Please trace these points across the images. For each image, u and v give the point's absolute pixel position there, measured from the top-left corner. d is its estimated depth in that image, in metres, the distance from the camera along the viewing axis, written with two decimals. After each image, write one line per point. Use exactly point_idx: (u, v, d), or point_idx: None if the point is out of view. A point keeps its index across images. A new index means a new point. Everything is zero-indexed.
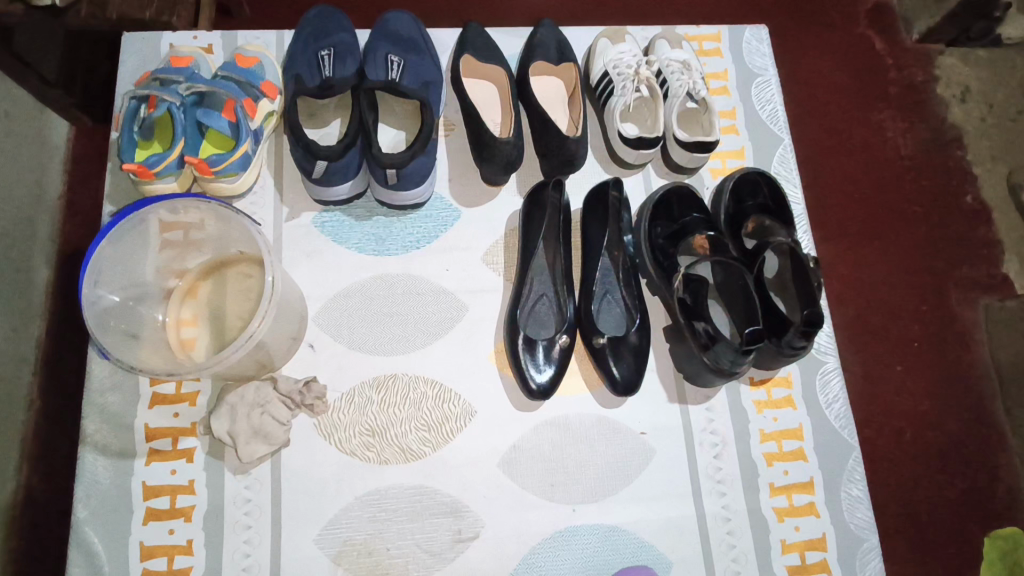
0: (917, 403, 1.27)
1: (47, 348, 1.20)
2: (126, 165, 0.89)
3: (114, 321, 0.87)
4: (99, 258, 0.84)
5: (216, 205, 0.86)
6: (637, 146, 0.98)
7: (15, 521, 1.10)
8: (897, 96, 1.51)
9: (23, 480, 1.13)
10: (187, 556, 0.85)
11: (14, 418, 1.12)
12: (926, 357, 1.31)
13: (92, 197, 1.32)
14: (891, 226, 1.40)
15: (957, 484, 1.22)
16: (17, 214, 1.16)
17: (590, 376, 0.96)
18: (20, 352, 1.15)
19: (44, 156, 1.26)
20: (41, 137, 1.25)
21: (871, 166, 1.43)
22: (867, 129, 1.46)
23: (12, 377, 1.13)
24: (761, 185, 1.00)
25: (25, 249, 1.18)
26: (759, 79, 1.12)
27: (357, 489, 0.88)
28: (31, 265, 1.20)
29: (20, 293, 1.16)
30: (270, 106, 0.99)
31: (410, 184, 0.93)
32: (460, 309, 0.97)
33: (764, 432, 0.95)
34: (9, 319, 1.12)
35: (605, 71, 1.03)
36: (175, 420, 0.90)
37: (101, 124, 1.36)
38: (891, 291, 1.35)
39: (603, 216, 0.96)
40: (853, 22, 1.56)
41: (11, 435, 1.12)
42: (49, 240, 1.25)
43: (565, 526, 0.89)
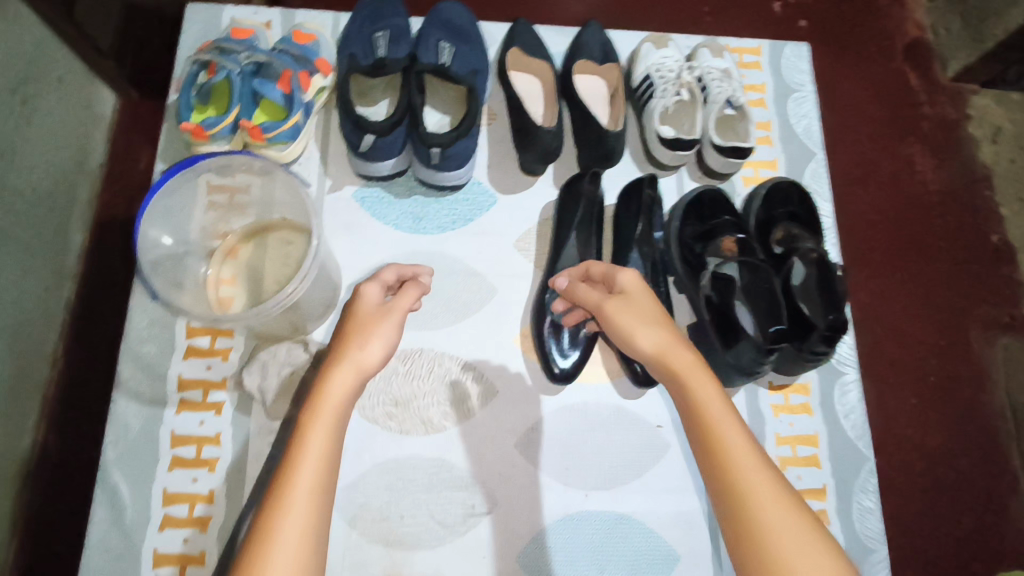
0: (928, 432, 1.28)
1: (75, 308, 1.26)
2: (184, 124, 0.93)
3: (164, 271, 0.90)
4: (152, 210, 0.88)
5: (262, 161, 0.90)
6: (674, 147, 1.00)
7: (30, 472, 1.15)
8: (928, 131, 1.52)
9: (40, 434, 1.17)
10: (207, 505, 0.87)
11: (39, 370, 1.18)
12: (940, 390, 1.31)
13: (128, 167, 1.38)
14: (912, 257, 1.41)
15: (963, 518, 1.22)
16: (59, 178, 1.22)
17: (578, 299, 0.82)
18: (51, 310, 1.21)
19: (89, 124, 1.32)
20: (89, 105, 1.30)
21: (897, 197, 1.45)
22: (893, 161, 1.48)
23: (40, 331, 1.17)
24: (792, 195, 1.01)
25: (64, 212, 1.24)
26: (796, 95, 1.13)
27: (376, 456, 0.91)
28: (67, 227, 1.25)
29: (55, 253, 1.22)
30: (323, 81, 1.01)
31: (452, 165, 0.96)
32: (489, 292, 0.99)
33: (779, 436, 0.96)
34: (42, 278, 1.18)
35: (648, 75, 1.05)
36: (207, 373, 0.92)
37: (145, 98, 1.42)
38: (906, 320, 1.36)
39: (636, 211, 0.99)
40: (889, 56, 1.58)
41: (34, 387, 1.17)
42: (87, 206, 1.31)
43: (577, 510, 0.91)
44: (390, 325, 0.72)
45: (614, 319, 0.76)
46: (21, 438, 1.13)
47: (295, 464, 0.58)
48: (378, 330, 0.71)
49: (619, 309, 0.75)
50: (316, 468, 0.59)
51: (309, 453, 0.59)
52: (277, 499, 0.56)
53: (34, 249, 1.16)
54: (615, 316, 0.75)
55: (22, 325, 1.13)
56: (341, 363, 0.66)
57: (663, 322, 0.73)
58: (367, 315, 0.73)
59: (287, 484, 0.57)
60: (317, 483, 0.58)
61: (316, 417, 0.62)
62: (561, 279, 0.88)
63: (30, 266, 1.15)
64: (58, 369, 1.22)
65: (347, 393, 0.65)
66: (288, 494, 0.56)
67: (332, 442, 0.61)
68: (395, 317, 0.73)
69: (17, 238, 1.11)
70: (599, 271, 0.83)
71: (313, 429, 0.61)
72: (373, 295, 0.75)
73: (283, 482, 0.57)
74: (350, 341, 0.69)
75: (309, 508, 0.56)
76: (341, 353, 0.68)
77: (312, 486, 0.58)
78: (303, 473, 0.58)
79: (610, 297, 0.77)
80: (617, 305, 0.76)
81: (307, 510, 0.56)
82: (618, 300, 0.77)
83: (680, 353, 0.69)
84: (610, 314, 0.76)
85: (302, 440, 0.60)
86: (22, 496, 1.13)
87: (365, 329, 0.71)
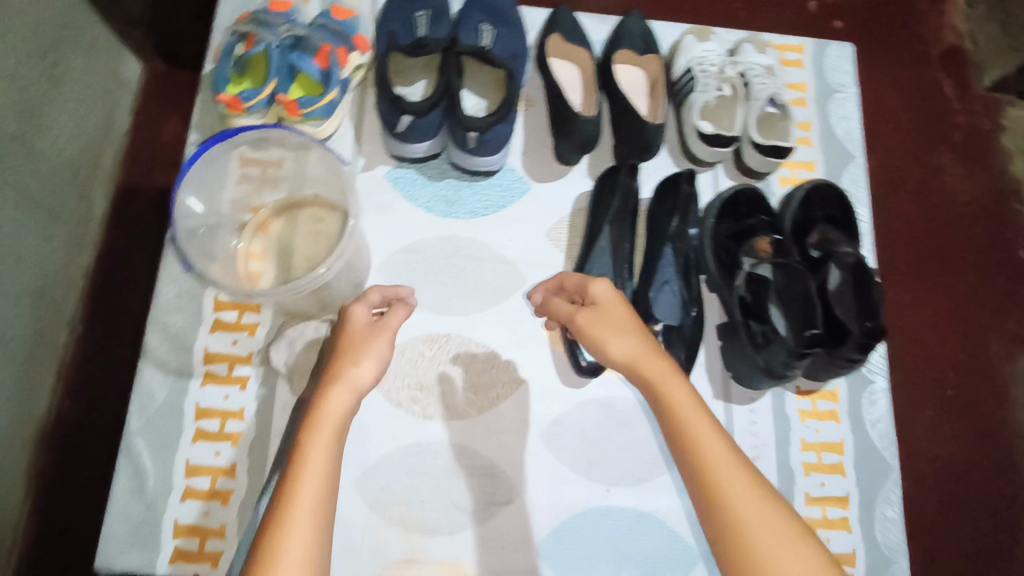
0: (946, 446, 1.26)
1: (95, 274, 1.26)
2: (221, 96, 0.92)
3: (196, 243, 0.89)
4: (187, 184, 0.87)
5: (293, 135, 0.88)
6: (713, 143, 0.98)
7: (45, 436, 1.15)
8: (960, 141, 1.49)
9: (56, 398, 1.18)
10: (229, 479, 0.87)
11: (58, 335, 1.18)
12: (958, 405, 1.29)
13: (152, 136, 1.37)
14: (937, 269, 1.39)
15: (976, 534, 1.21)
16: (84, 144, 1.22)
17: (553, 312, 0.84)
18: (71, 276, 1.21)
19: (116, 91, 1.31)
20: (114, 73, 1.29)
21: (926, 206, 1.43)
22: (922, 170, 1.45)
23: (61, 297, 1.18)
24: (832, 198, 0.99)
25: (87, 179, 1.24)
26: (837, 96, 1.11)
27: (399, 440, 0.90)
28: (89, 194, 1.25)
29: (77, 219, 1.22)
30: (360, 59, 1.00)
31: (488, 150, 0.94)
32: (519, 280, 0.98)
33: (805, 442, 0.95)
34: (64, 243, 1.18)
35: (689, 68, 1.03)
36: (233, 347, 0.92)
37: (171, 68, 1.41)
38: (928, 333, 1.34)
39: (671, 206, 0.98)
40: (926, 61, 1.54)
41: (53, 351, 1.17)
42: (111, 173, 1.31)
43: (598, 504, 0.90)
44: (382, 344, 0.72)
45: (588, 332, 0.76)
46: (38, 400, 1.14)
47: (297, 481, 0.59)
48: (370, 347, 0.71)
49: (592, 321, 0.76)
50: (318, 486, 0.59)
51: (312, 469, 0.59)
52: (280, 519, 0.56)
53: (56, 214, 1.15)
54: (591, 329, 0.75)
55: (43, 290, 1.13)
56: (337, 381, 0.67)
57: (637, 329, 0.73)
58: (360, 333, 0.73)
59: (289, 503, 0.57)
60: (319, 501, 0.58)
61: (315, 435, 0.62)
62: (536, 293, 0.90)
63: (53, 231, 1.15)
64: (76, 334, 1.22)
65: (343, 412, 0.65)
66: (291, 513, 0.56)
67: (333, 458, 0.61)
68: (384, 335, 0.74)
69: (41, 202, 1.11)
70: (574, 283, 0.83)
71: (314, 447, 0.61)
72: (362, 314, 0.75)
73: (284, 501, 0.57)
74: (342, 359, 0.70)
75: (312, 525, 0.56)
76: (337, 372, 0.68)
77: (314, 502, 0.58)
78: (304, 491, 0.58)
79: (582, 309, 0.78)
80: (591, 317, 0.76)
81: (309, 528, 0.56)
82: (590, 312, 0.77)
83: (654, 362, 0.70)
84: (583, 327, 0.76)
85: (303, 458, 0.60)
86: (37, 458, 1.14)
87: (358, 348, 0.71)
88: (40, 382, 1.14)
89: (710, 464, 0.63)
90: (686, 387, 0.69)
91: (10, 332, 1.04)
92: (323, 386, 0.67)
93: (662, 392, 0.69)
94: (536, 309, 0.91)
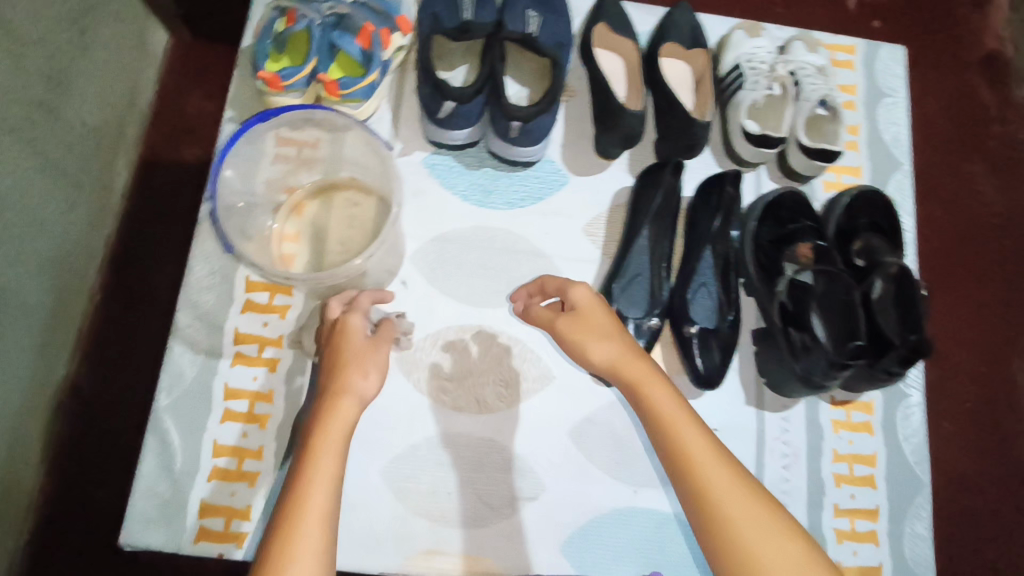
0: (964, 460, 1.24)
1: (114, 247, 1.26)
2: (261, 72, 0.90)
3: (236, 224, 0.88)
4: (227, 165, 0.86)
5: (330, 114, 0.87)
6: (759, 144, 0.96)
7: (63, 405, 1.15)
8: (995, 150, 1.45)
9: (73, 368, 1.18)
10: (256, 461, 0.86)
11: (77, 305, 1.17)
12: (977, 418, 1.27)
13: (177, 108, 1.35)
14: (963, 279, 1.35)
15: (992, 550, 1.19)
16: (110, 113, 1.20)
17: (533, 318, 0.84)
18: (92, 246, 1.20)
19: (142, 61, 1.29)
20: (140, 43, 1.27)
21: (956, 216, 1.39)
22: (954, 178, 1.42)
23: (81, 267, 1.17)
24: (879, 204, 0.96)
25: (111, 149, 1.22)
26: (887, 100, 1.08)
27: (428, 430, 0.90)
28: (113, 164, 1.24)
29: (100, 189, 1.20)
30: (401, 41, 0.97)
31: (529, 140, 0.92)
32: (554, 275, 0.96)
33: (836, 453, 0.94)
34: (87, 213, 1.17)
35: (737, 64, 1.00)
36: (264, 329, 0.91)
37: (198, 40, 1.40)
38: (949, 344, 1.31)
39: (715, 207, 0.95)
40: (964, 66, 1.50)
41: (72, 320, 1.17)
42: (134, 144, 1.29)
43: (624, 505, 0.89)
44: (375, 358, 0.76)
45: (570, 337, 0.78)
46: (57, 369, 1.13)
47: (306, 484, 0.63)
48: (372, 359, 0.75)
49: (572, 327, 0.78)
50: (328, 488, 0.63)
51: (320, 475, 0.63)
52: (290, 521, 0.60)
53: (80, 183, 1.14)
54: (571, 336, 0.78)
55: (64, 259, 1.12)
56: (343, 391, 0.71)
57: (615, 336, 0.76)
58: (359, 343, 0.76)
59: (299, 506, 0.61)
60: (327, 505, 0.62)
61: (322, 442, 0.66)
62: (518, 298, 0.89)
63: (77, 200, 1.14)
64: (95, 306, 1.22)
65: (350, 422, 0.69)
66: (302, 516, 0.60)
67: (340, 464, 0.65)
68: (383, 346, 0.78)
69: (65, 170, 1.09)
70: (554, 285, 0.84)
71: (321, 454, 0.65)
72: (359, 322, 0.78)
73: (293, 505, 0.61)
74: (345, 368, 0.73)
75: (320, 527, 0.60)
76: (341, 381, 0.72)
77: (322, 504, 0.62)
78: (315, 495, 0.62)
79: (562, 315, 0.80)
80: (569, 323, 0.78)
81: (319, 531, 0.60)
82: (570, 317, 0.79)
83: (634, 365, 0.73)
84: (563, 333, 0.79)
85: (313, 464, 0.64)
86: (55, 426, 1.14)
87: (358, 360, 0.74)
88: (59, 351, 1.14)
89: (698, 471, 0.65)
90: (665, 389, 0.72)
91: (31, 301, 1.03)
92: (327, 396, 0.70)
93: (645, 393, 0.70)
94: (518, 314, 0.90)
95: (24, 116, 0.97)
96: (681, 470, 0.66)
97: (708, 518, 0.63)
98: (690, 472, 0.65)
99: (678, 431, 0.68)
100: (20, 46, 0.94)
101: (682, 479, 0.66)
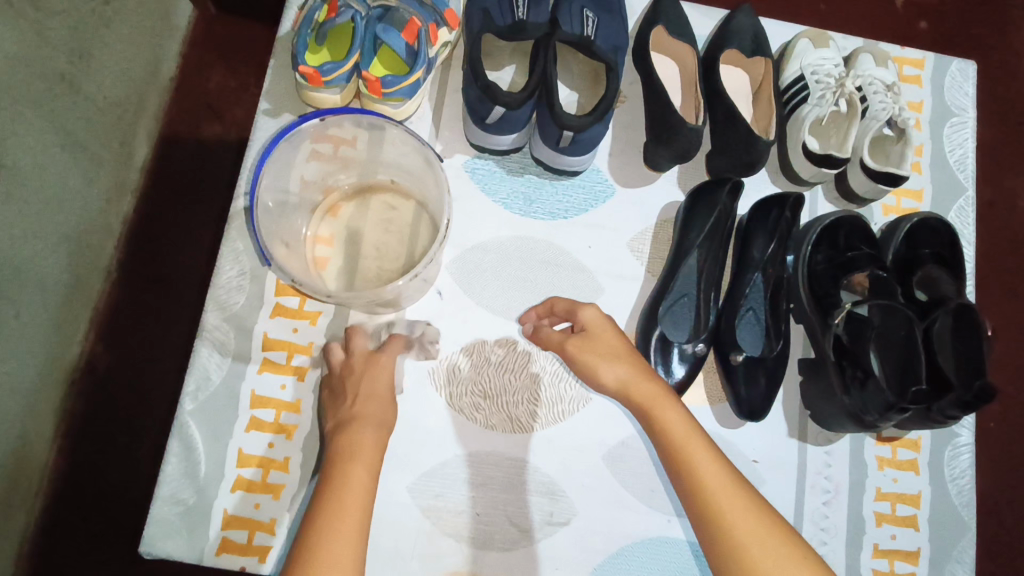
0: (985, 487, 1.16)
1: (133, 224, 1.22)
2: (301, 67, 0.84)
3: (275, 229, 0.83)
4: (265, 172, 0.80)
5: (375, 117, 0.81)
6: (819, 163, 0.91)
7: (76, 384, 1.13)
8: None
9: (88, 346, 1.15)
10: (282, 472, 0.84)
11: (93, 283, 1.14)
12: (1000, 443, 1.18)
13: (201, 85, 1.30)
14: (994, 294, 1.25)
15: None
16: (131, 86, 1.15)
17: (544, 339, 0.81)
18: (109, 224, 1.16)
19: (167, 34, 1.23)
20: (165, 15, 1.21)
21: (991, 227, 1.29)
22: (992, 189, 1.31)
23: (98, 246, 1.13)
24: (942, 233, 0.90)
25: (132, 124, 1.17)
26: (955, 119, 1.02)
27: (459, 448, 0.87)
28: (133, 139, 1.19)
29: (119, 164, 1.16)
30: (448, 36, 0.92)
31: (578, 150, 0.87)
32: (595, 291, 0.92)
33: (880, 491, 0.90)
34: (105, 189, 1.13)
35: (802, 75, 0.95)
36: (294, 335, 0.88)
37: (224, 15, 1.34)
38: None
39: (771, 229, 0.90)
40: (1012, 72, 1.39)
41: (87, 298, 1.13)
42: (155, 120, 1.24)
43: (658, 534, 0.86)
44: (389, 403, 0.73)
45: (579, 360, 0.75)
46: (71, 347, 1.11)
47: (339, 490, 0.61)
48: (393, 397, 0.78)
49: (580, 349, 0.75)
50: (363, 496, 0.62)
51: (354, 484, 0.62)
52: (329, 528, 0.58)
53: (100, 159, 1.10)
54: (580, 357, 0.74)
55: (80, 238, 1.08)
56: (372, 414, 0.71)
57: (626, 354, 0.72)
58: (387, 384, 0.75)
59: (337, 514, 0.59)
60: (362, 510, 0.61)
61: (358, 453, 0.65)
62: (527, 319, 0.86)
63: (95, 177, 1.09)
64: (112, 282, 1.19)
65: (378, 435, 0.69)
66: (340, 523, 0.58)
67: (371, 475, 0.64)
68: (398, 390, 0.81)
69: (85, 145, 1.05)
70: (563, 307, 0.81)
71: (355, 463, 0.64)
72: (389, 363, 0.77)
73: (330, 512, 0.59)
74: (369, 388, 0.74)
75: (356, 534, 0.58)
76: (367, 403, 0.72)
77: (359, 509, 0.60)
78: (350, 503, 0.60)
79: (572, 336, 0.77)
80: (580, 344, 0.75)
81: (354, 537, 0.58)
82: (580, 339, 0.76)
83: (644, 385, 0.70)
84: (574, 355, 0.75)
85: (347, 471, 0.63)
86: (68, 406, 1.12)
87: (384, 397, 0.73)
88: (72, 330, 1.10)
89: (718, 502, 0.62)
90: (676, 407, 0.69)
91: (47, 279, 1.00)
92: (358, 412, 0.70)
93: (653, 414, 0.68)
94: (529, 336, 0.86)
95: (43, 89, 0.93)
96: (699, 498, 0.62)
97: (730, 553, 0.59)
98: (708, 503, 0.62)
99: (693, 459, 0.64)
100: (41, 14, 0.89)
101: (700, 513, 0.62)
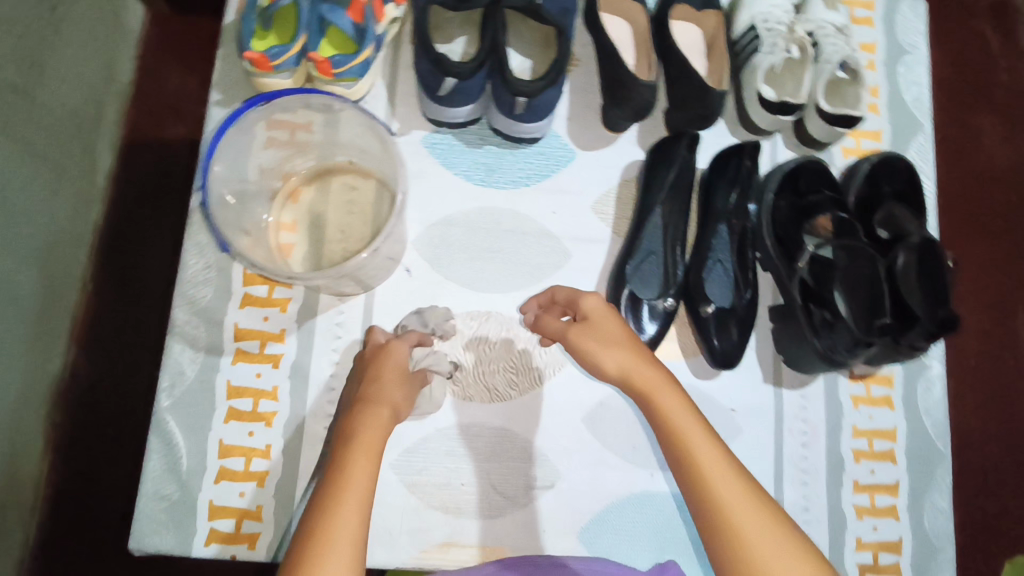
0: (965, 420, 1.18)
1: (103, 231, 1.20)
2: (246, 53, 0.83)
3: (235, 219, 0.82)
4: (217, 161, 0.79)
5: (323, 97, 0.80)
6: (775, 111, 0.92)
7: (64, 398, 1.12)
8: (1004, 100, 1.34)
9: (70, 357, 1.14)
10: (264, 460, 0.84)
11: (69, 294, 1.13)
12: (978, 377, 1.20)
13: (159, 87, 1.28)
14: (960, 234, 1.27)
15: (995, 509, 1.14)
16: (87, 92, 1.13)
17: (546, 329, 0.78)
18: (79, 233, 1.14)
19: (120, 38, 1.22)
20: (116, 19, 1.19)
21: (955, 168, 1.30)
22: (955, 129, 1.32)
23: (70, 257, 1.12)
24: (901, 170, 0.91)
25: (92, 131, 1.15)
26: (908, 57, 1.02)
27: (439, 422, 0.87)
28: (95, 147, 1.17)
29: (83, 173, 1.14)
30: (395, 12, 0.91)
31: (533, 116, 0.87)
32: (563, 256, 0.92)
33: (856, 429, 0.92)
34: (70, 199, 1.11)
35: (753, 25, 0.94)
36: (265, 324, 0.88)
37: (176, 15, 1.32)
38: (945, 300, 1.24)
39: (732, 179, 0.91)
40: (972, 11, 1.38)
41: (66, 310, 1.12)
42: (115, 126, 1.22)
43: (642, 489, 0.88)
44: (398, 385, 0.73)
45: (579, 347, 0.71)
46: (53, 360, 1.09)
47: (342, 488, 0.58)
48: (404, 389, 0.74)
49: (581, 337, 0.71)
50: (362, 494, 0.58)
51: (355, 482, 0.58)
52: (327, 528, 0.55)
53: (63, 169, 1.08)
54: (580, 344, 0.71)
55: (49, 249, 1.06)
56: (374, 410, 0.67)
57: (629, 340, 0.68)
58: (393, 377, 0.73)
59: (336, 513, 0.56)
60: (363, 508, 0.57)
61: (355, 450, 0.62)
62: (530, 309, 0.85)
63: (60, 187, 1.08)
64: (87, 292, 1.18)
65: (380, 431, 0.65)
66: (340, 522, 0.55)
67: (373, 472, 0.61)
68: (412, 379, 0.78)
69: (44, 157, 1.02)
70: (565, 295, 0.78)
71: (355, 460, 0.61)
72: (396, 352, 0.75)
73: (327, 513, 0.56)
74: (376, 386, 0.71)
75: (360, 530, 0.55)
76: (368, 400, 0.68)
77: (358, 505, 0.57)
78: (353, 495, 0.57)
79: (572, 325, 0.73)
80: (580, 332, 0.71)
81: (356, 536, 0.55)
82: (580, 327, 0.72)
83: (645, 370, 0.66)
84: (575, 342, 0.72)
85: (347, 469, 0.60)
86: (60, 419, 1.11)
87: (390, 390, 0.71)
88: (52, 344, 1.09)
89: (715, 477, 0.59)
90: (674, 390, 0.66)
91: (22, 294, 0.99)
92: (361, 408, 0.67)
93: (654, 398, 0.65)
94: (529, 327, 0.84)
95: None
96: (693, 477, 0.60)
97: (727, 533, 0.56)
98: (701, 479, 0.59)
99: (688, 440, 0.61)
100: None
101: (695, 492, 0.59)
